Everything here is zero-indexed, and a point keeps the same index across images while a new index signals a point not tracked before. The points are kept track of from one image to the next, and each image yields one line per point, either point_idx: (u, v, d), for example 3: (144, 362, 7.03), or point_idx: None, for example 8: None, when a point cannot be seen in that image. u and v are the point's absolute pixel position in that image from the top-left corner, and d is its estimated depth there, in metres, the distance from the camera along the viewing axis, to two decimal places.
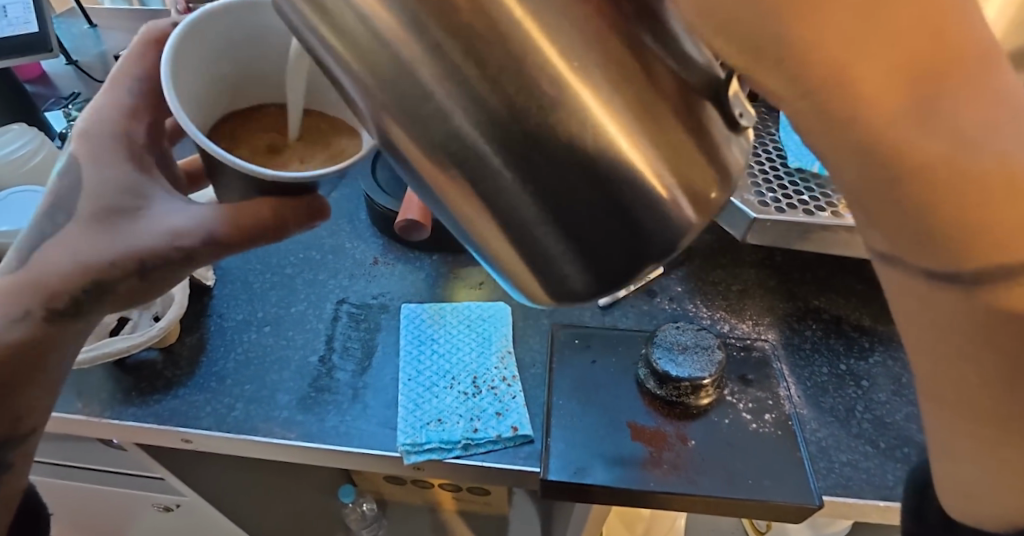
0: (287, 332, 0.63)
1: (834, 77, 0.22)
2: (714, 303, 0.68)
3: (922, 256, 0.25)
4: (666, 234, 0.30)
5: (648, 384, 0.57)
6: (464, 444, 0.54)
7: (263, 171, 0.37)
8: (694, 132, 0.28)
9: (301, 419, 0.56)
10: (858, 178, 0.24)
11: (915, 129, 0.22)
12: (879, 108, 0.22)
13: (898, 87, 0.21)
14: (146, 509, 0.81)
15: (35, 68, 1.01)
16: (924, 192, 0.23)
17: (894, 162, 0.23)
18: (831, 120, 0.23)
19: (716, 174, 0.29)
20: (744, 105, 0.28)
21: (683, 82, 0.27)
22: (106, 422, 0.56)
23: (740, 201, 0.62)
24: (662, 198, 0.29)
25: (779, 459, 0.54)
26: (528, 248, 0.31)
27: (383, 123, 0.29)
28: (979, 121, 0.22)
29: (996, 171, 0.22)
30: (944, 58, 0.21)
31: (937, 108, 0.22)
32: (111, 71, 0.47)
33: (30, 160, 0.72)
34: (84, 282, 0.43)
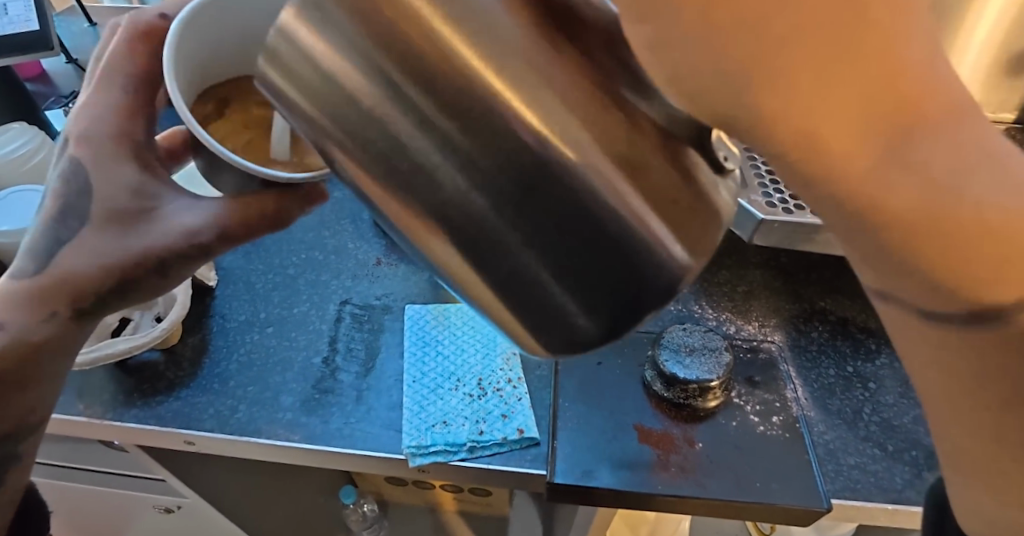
0: (289, 333, 0.63)
1: (805, 138, 0.21)
2: (720, 305, 0.67)
3: (911, 293, 0.25)
4: (666, 278, 0.28)
5: (655, 386, 0.57)
6: (469, 446, 0.54)
7: (273, 172, 0.36)
8: (683, 177, 0.27)
9: (305, 421, 0.56)
10: (842, 223, 0.24)
11: (892, 182, 0.22)
12: (851, 166, 0.22)
13: (870, 142, 0.21)
14: (147, 511, 0.81)
15: (35, 65, 1.00)
16: (904, 241, 0.23)
17: (871, 214, 0.23)
18: (806, 177, 0.23)
19: (704, 216, 0.27)
20: (727, 147, 0.28)
21: (664, 131, 0.26)
22: (108, 424, 0.56)
23: (747, 202, 0.61)
24: (648, 240, 0.27)
25: (787, 462, 0.54)
26: (520, 291, 0.29)
27: (324, 148, 0.29)
28: (953, 169, 0.21)
29: (973, 223, 0.22)
30: (912, 111, 0.21)
31: (909, 161, 0.21)
32: (99, 67, 0.44)
33: (30, 159, 0.71)
34: (108, 282, 0.43)
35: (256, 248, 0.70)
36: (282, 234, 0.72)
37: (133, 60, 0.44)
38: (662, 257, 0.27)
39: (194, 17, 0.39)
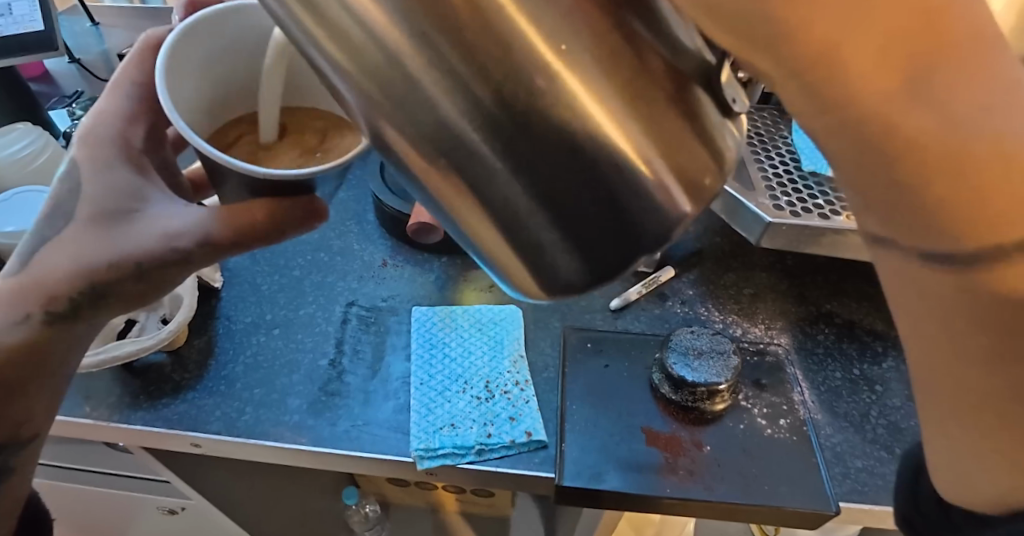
0: (296, 335, 0.62)
1: (824, 54, 0.22)
2: (726, 307, 0.67)
3: (906, 233, 0.26)
4: (660, 224, 0.29)
5: (663, 389, 0.57)
6: (477, 449, 0.54)
7: (254, 169, 0.36)
8: (687, 115, 0.27)
9: (312, 424, 0.56)
10: (853, 159, 0.25)
11: (913, 109, 0.22)
12: (874, 89, 0.22)
13: (892, 66, 0.22)
14: (151, 512, 0.81)
15: (38, 66, 1.00)
16: (912, 173, 0.24)
17: (886, 141, 0.23)
18: (825, 102, 0.24)
19: (712, 161, 0.29)
20: (736, 91, 0.27)
21: (673, 69, 0.26)
22: (115, 426, 0.56)
23: (755, 205, 0.61)
24: (652, 189, 0.28)
25: (795, 464, 0.54)
26: (519, 241, 0.30)
27: (378, 127, 0.28)
28: (972, 102, 0.22)
29: (988, 150, 0.23)
30: (939, 36, 0.21)
31: (933, 90, 0.22)
32: (111, 79, 0.47)
33: (36, 159, 0.71)
34: (81, 286, 0.43)
35: (262, 249, 0.70)
36: None
37: (146, 73, 0.47)
38: (663, 205, 0.29)
39: (205, 20, 0.40)
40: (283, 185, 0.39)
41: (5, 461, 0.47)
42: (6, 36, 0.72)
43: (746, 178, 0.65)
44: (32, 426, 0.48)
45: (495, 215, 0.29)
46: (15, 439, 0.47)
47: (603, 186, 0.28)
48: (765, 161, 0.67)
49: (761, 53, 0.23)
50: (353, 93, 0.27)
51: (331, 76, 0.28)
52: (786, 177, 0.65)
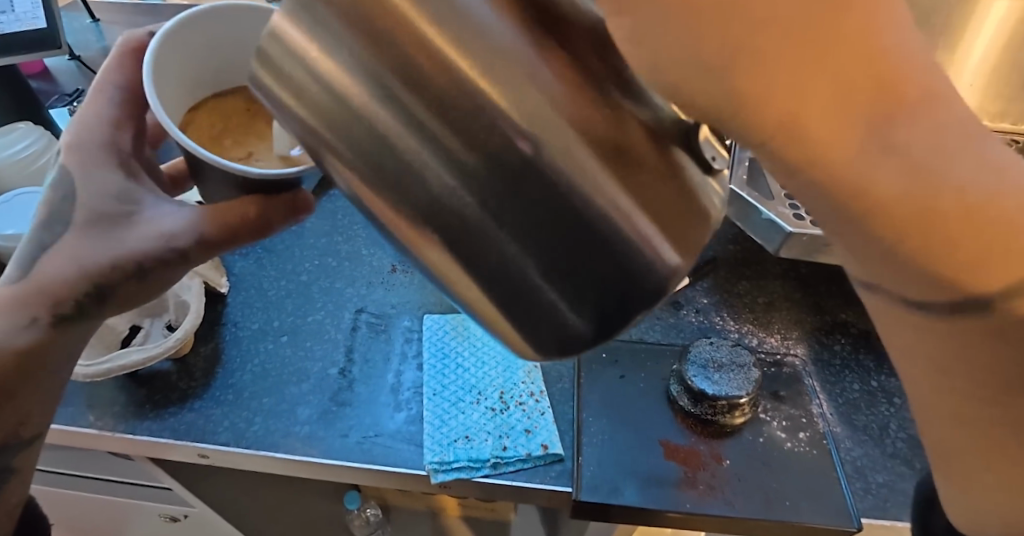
0: (305, 343, 0.61)
1: (785, 121, 0.22)
2: (741, 317, 0.66)
3: (892, 276, 0.25)
4: (652, 280, 0.27)
5: (681, 402, 0.56)
6: (493, 462, 0.53)
7: (248, 169, 0.35)
8: (669, 178, 0.25)
9: (322, 435, 0.55)
10: (829, 214, 0.24)
11: (878, 168, 0.22)
12: (835, 149, 0.22)
13: (850, 129, 0.21)
14: (152, 520, 0.80)
15: (37, 63, 0.98)
16: (888, 228, 0.23)
17: (855, 199, 0.23)
18: (791, 164, 0.23)
19: (697, 223, 0.26)
20: (715, 149, 0.26)
21: (653, 134, 0.25)
22: (120, 437, 0.54)
23: (775, 215, 0.60)
24: (635, 244, 0.26)
25: (818, 478, 0.53)
26: (508, 290, 0.27)
27: (317, 153, 0.27)
28: (938, 156, 0.21)
29: (958, 205, 0.22)
30: (895, 94, 0.21)
31: (895, 145, 0.21)
32: (91, 82, 0.45)
33: (38, 160, 0.69)
34: (86, 286, 0.42)
35: (268, 254, 0.69)
36: (294, 239, 0.70)
37: (124, 75, 0.45)
38: (652, 260, 0.26)
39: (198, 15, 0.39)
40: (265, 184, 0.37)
41: (6, 461, 0.45)
42: (6, 33, 0.70)
43: (764, 187, 0.64)
44: (32, 426, 0.46)
45: (486, 276, 0.27)
46: (14, 438, 0.45)
47: (589, 228, 0.25)
48: None
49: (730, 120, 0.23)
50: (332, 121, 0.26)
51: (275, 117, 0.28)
52: None
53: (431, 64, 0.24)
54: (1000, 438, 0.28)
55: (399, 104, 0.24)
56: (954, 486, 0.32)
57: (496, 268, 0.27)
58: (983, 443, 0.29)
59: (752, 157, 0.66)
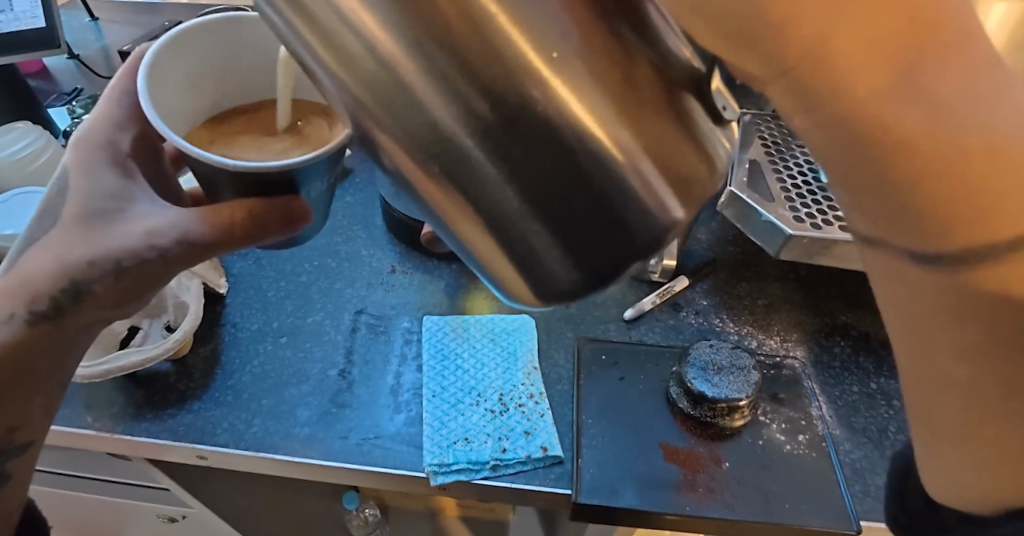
0: (305, 344, 0.61)
1: (813, 50, 0.21)
2: (741, 318, 0.66)
3: (897, 233, 0.25)
4: (649, 235, 0.27)
5: (681, 404, 0.56)
6: (492, 465, 0.53)
7: (227, 162, 0.36)
8: (679, 120, 0.26)
9: (322, 437, 0.54)
10: (843, 154, 0.24)
11: (898, 103, 0.22)
12: (859, 81, 0.22)
13: (879, 62, 0.21)
14: (150, 520, 0.80)
15: (36, 62, 0.98)
16: (902, 168, 0.23)
17: (873, 135, 0.23)
18: (810, 96, 0.23)
19: (697, 156, 0.26)
20: (726, 99, 0.26)
21: (662, 74, 0.25)
22: (118, 438, 0.54)
23: (774, 217, 0.60)
24: (641, 196, 0.26)
25: (817, 481, 0.53)
26: (512, 243, 0.28)
27: (365, 124, 0.27)
28: (959, 93, 0.22)
29: (979, 141, 0.22)
30: (928, 29, 0.21)
31: (918, 81, 0.22)
32: (110, 86, 0.46)
33: (36, 160, 0.69)
34: (59, 282, 0.41)
35: (268, 255, 0.68)
36: None
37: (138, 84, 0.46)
38: (655, 214, 0.26)
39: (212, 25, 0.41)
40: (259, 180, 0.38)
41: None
42: (5, 33, 0.70)
43: (764, 189, 0.64)
44: (27, 431, 0.46)
45: (491, 228, 0.28)
46: (9, 443, 0.45)
47: (593, 185, 0.26)
48: (783, 170, 0.66)
49: (750, 59, 0.23)
50: None
51: (331, 91, 0.27)
52: (805, 190, 0.64)
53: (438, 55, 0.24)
54: (1003, 440, 0.28)
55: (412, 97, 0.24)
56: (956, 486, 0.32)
57: (503, 224, 0.27)
58: (984, 446, 0.29)
59: (751, 160, 0.67)
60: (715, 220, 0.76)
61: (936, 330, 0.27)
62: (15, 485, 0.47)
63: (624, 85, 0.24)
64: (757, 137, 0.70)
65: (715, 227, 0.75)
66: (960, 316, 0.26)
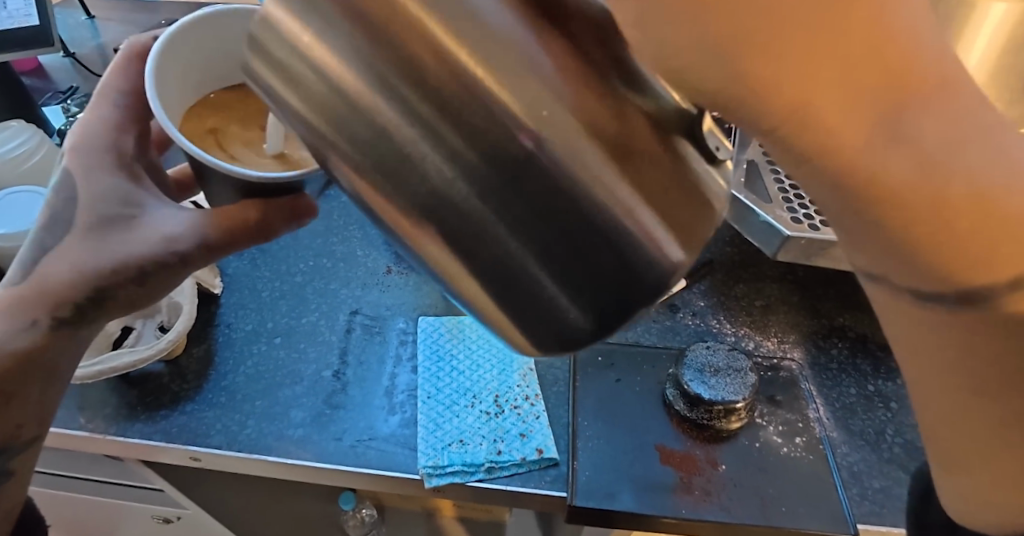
0: (299, 344, 0.61)
1: (796, 108, 0.21)
2: (738, 320, 0.66)
3: (893, 268, 0.25)
4: (654, 275, 0.26)
5: (677, 406, 0.55)
6: (487, 467, 0.52)
7: (237, 169, 0.34)
8: (675, 167, 0.25)
9: (316, 438, 0.54)
10: (837, 202, 0.24)
11: (888, 157, 0.21)
12: (844, 137, 0.21)
13: (862, 117, 0.21)
14: (144, 520, 0.79)
15: (31, 60, 0.97)
16: (897, 216, 0.23)
17: (863, 187, 0.22)
18: (798, 152, 0.23)
19: (695, 201, 0.26)
20: (719, 138, 0.26)
21: (655, 122, 0.24)
22: (111, 439, 0.54)
23: (771, 217, 0.60)
24: (639, 239, 0.25)
25: (814, 484, 0.53)
26: (511, 286, 0.27)
27: (318, 158, 0.27)
28: (946, 145, 0.21)
29: (968, 193, 0.22)
30: (909, 85, 0.20)
31: (906, 132, 0.21)
32: (95, 89, 0.45)
33: (30, 159, 0.68)
34: (85, 291, 0.41)
35: (262, 254, 0.68)
36: (289, 239, 0.70)
37: (130, 81, 0.45)
38: (654, 253, 0.26)
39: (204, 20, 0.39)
40: (263, 188, 0.37)
41: (4, 463, 0.45)
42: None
43: (762, 190, 0.63)
44: (32, 427, 0.45)
45: (479, 268, 0.27)
46: (14, 439, 0.44)
47: (582, 215, 0.25)
48: (781, 172, 0.65)
49: (734, 116, 0.23)
50: (325, 119, 0.26)
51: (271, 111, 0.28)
52: (802, 191, 0.64)
53: (428, 58, 0.23)
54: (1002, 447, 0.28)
55: (394, 105, 0.24)
56: (953, 490, 0.32)
57: (490, 259, 0.26)
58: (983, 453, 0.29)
59: (749, 160, 0.66)
60: None
61: (932, 334, 0.26)
62: (19, 482, 0.46)
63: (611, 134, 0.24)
64: None
65: (712, 228, 0.75)
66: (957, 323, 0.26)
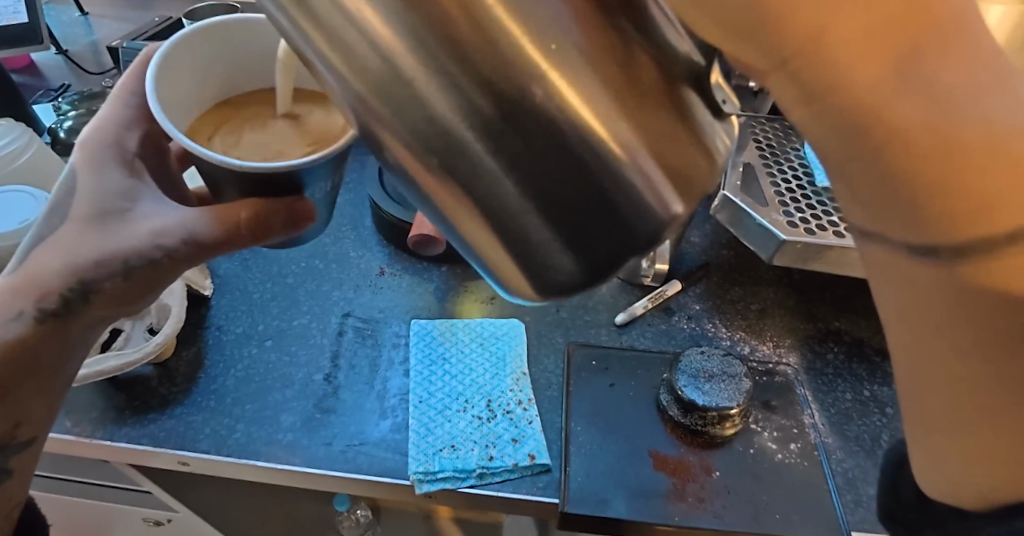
0: (290, 347, 0.60)
1: (810, 37, 0.21)
2: (733, 324, 0.65)
3: (895, 223, 0.24)
4: (646, 226, 0.26)
5: (671, 412, 0.55)
6: (479, 473, 0.52)
7: (232, 162, 0.34)
8: (679, 117, 0.25)
9: (305, 443, 0.53)
10: (843, 149, 0.23)
11: (898, 96, 0.21)
12: (857, 73, 0.21)
13: (879, 49, 0.21)
14: (136, 523, 0.78)
15: (23, 58, 0.96)
16: (903, 162, 0.22)
17: (871, 128, 0.22)
18: (806, 89, 0.22)
19: (698, 153, 0.26)
20: (727, 92, 0.25)
21: (662, 72, 0.24)
22: (97, 444, 0.53)
23: (769, 223, 0.59)
24: (639, 188, 0.25)
25: (808, 491, 0.52)
26: (508, 237, 0.27)
27: (377, 124, 0.26)
28: (959, 85, 0.21)
29: (980, 137, 0.21)
30: (925, 19, 0.20)
31: (919, 71, 0.21)
32: (116, 87, 0.45)
33: (18, 157, 0.67)
34: (69, 281, 0.40)
35: (255, 256, 0.68)
36: None
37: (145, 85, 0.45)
38: (657, 208, 0.26)
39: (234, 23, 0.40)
40: (264, 180, 0.36)
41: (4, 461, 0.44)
42: None
43: (758, 193, 0.63)
44: (31, 427, 0.44)
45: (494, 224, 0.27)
46: (13, 439, 0.44)
47: (592, 181, 0.25)
48: (778, 176, 0.65)
49: (739, 49, 0.22)
50: None
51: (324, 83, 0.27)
52: (796, 192, 0.63)
53: (420, 43, 0.23)
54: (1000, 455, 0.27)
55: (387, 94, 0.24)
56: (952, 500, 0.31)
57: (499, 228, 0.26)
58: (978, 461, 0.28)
59: (746, 163, 0.66)
60: (708, 222, 0.76)
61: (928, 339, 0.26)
62: (18, 481, 0.46)
63: (622, 81, 0.24)
64: (751, 139, 0.69)
65: (709, 229, 0.75)
66: (953, 326, 0.25)
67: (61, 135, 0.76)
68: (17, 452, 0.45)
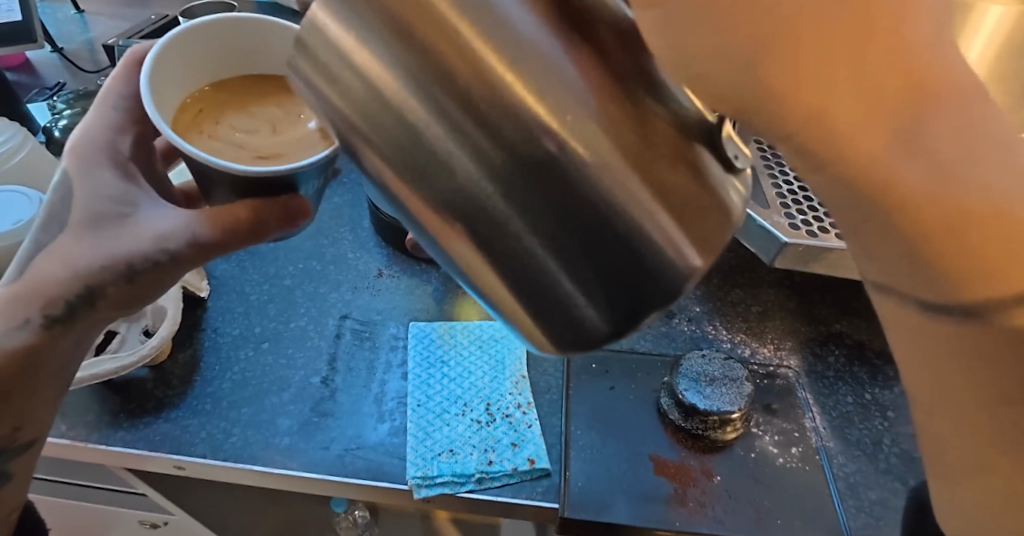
0: (286, 350, 0.59)
1: (815, 115, 0.21)
2: (734, 326, 0.65)
3: (905, 272, 0.24)
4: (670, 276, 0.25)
5: (672, 416, 0.54)
6: (478, 477, 0.51)
7: (236, 166, 0.33)
8: (693, 172, 0.25)
9: (303, 447, 0.53)
10: (853, 210, 0.23)
11: (905, 165, 0.21)
12: (862, 146, 0.21)
13: (879, 122, 0.20)
14: (130, 527, 0.77)
15: (18, 56, 0.95)
16: (909, 223, 0.22)
17: (878, 192, 0.22)
18: (813, 158, 0.22)
19: (718, 210, 0.25)
20: (738, 147, 0.25)
21: (681, 134, 0.24)
22: (92, 447, 0.52)
23: (769, 223, 0.59)
24: (660, 244, 0.25)
25: (810, 497, 0.52)
26: (525, 281, 0.27)
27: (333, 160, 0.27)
28: (961, 156, 0.21)
29: (982, 203, 0.21)
30: (925, 93, 0.20)
31: (922, 141, 0.20)
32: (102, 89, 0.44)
33: (12, 157, 0.66)
34: (76, 287, 0.39)
35: (251, 256, 0.67)
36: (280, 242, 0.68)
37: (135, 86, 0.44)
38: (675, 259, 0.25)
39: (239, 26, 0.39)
40: (255, 183, 0.35)
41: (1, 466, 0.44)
42: None
43: (759, 195, 0.62)
44: (30, 431, 0.44)
45: (494, 257, 0.26)
46: (12, 443, 0.43)
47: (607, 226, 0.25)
48: (780, 178, 0.64)
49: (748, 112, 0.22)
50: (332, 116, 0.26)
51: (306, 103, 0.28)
52: (799, 194, 0.63)
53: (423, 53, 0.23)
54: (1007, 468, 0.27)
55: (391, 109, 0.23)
56: (956, 513, 0.31)
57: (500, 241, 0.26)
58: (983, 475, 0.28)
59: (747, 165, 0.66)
60: None
61: (940, 348, 0.25)
62: (16, 486, 0.45)
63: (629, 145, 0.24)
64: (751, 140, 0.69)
65: None
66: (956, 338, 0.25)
67: (55, 133, 0.75)
68: (17, 457, 0.44)
